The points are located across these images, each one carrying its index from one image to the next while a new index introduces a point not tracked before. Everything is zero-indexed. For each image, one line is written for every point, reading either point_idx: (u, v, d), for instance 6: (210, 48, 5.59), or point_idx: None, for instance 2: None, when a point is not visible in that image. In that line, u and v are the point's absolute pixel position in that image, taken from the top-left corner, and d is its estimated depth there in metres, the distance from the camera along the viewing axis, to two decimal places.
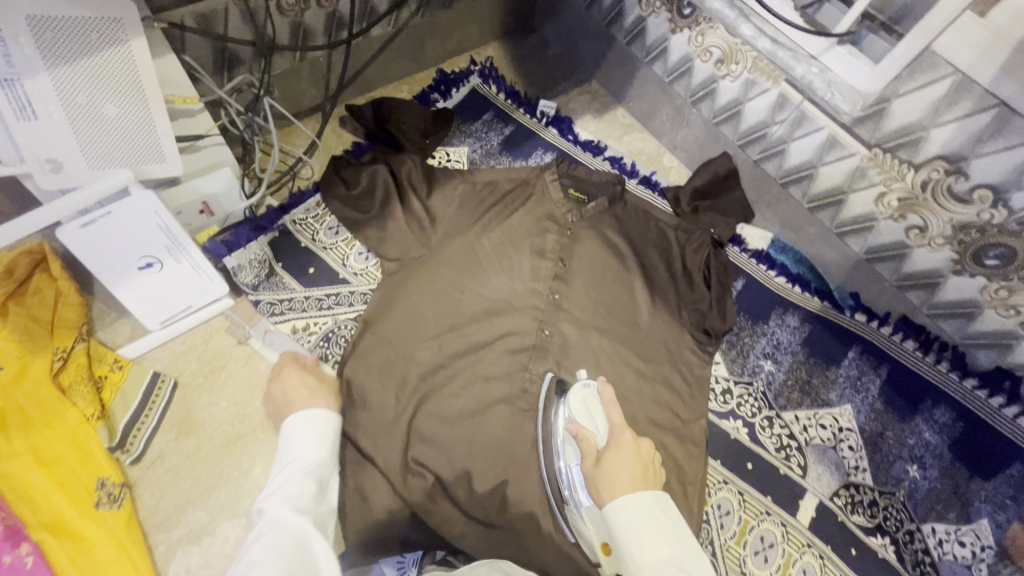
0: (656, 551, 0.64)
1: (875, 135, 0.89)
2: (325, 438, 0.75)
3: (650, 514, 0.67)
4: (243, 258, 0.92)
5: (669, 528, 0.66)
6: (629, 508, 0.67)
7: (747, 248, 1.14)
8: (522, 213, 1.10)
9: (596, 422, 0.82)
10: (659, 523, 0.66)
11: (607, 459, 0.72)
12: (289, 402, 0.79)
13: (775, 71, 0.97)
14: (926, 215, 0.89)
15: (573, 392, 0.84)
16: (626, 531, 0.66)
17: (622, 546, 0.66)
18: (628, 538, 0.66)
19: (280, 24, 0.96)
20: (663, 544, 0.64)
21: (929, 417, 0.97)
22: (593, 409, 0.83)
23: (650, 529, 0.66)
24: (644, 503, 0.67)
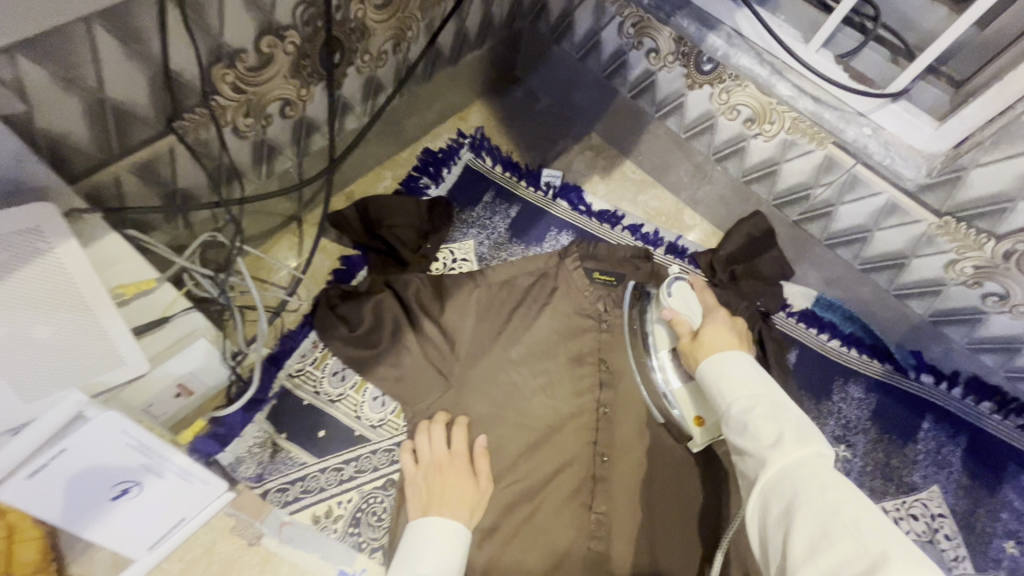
0: (741, 388, 0.64)
1: (947, 203, 0.79)
2: (453, 553, 0.68)
3: (738, 370, 0.67)
4: (242, 447, 0.77)
5: (759, 375, 0.66)
6: (717, 360, 0.69)
7: (793, 313, 1.04)
8: (550, 314, 0.97)
9: (691, 307, 0.87)
10: (746, 371, 0.66)
11: (703, 332, 0.78)
12: (443, 495, 0.75)
13: (821, 133, 0.86)
14: (1007, 283, 0.80)
15: (669, 283, 0.88)
16: (714, 374, 0.68)
17: (711, 388, 0.68)
18: (716, 382, 0.67)
19: (239, 147, 0.78)
20: (751, 386, 0.64)
21: (1017, 484, 0.91)
22: (688, 298, 0.86)
23: (736, 378, 0.66)
24: (735, 357, 0.69)
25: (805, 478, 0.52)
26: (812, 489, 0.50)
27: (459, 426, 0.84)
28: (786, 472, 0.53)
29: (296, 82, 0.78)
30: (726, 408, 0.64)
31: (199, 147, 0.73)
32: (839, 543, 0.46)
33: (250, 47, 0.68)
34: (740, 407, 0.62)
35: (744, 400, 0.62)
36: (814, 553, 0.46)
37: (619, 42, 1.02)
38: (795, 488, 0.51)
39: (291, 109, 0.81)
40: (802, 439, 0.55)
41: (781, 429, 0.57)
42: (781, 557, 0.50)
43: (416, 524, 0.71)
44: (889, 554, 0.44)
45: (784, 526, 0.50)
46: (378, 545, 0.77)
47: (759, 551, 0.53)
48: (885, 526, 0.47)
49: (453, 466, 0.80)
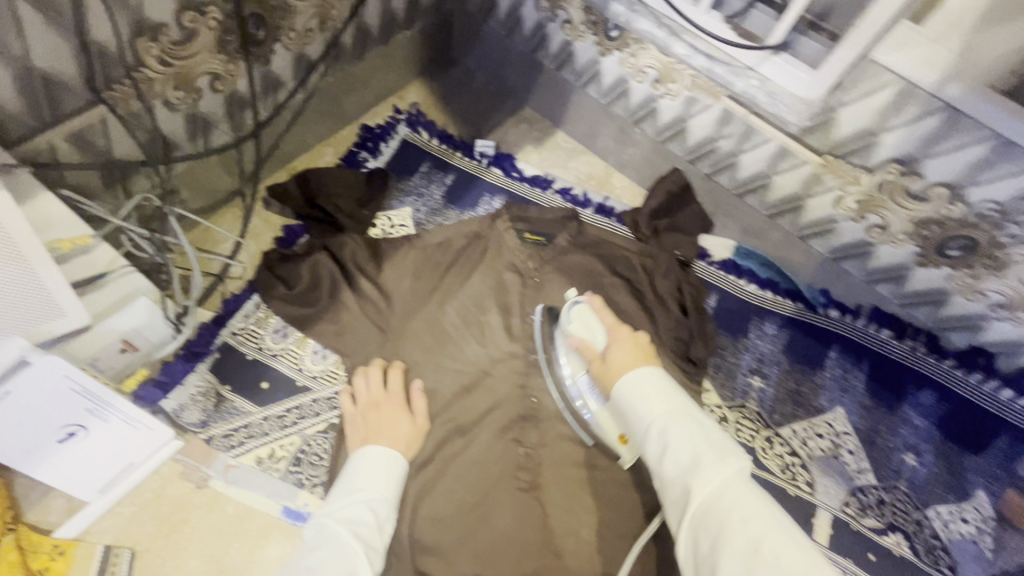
0: (655, 407, 0.63)
1: (826, 142, 0.87)
2: (394, 475, 0.77)
3: (651, 387, 0.65)
4: (184, 395, 0.84)
5: (674, 396, 0.64)
6: (627, 379, 0.67)
7: (713, 261, 1.12)
8: (482, 270, 1.03)
9: (594, 330, 0.82)
10: (657, 389, 0.65)
11: (608, 355, 0.75)
12: (378, 432, 0.82)
13: (716, 87, 0.94)
14: (886, 214, 0.89)
15: (568, 309, 0.85)
16: (629, 394, 0.66)
17: (627, 408, 0.66)
18: (629, 403, 0.66)
19: (172, 119, 0.84)
20: (666, 401, 0.63)
21: (915, 402, 0.99)
22: (589, 320, 0.83)
23: (651, 393, 0.65)
24: (643, 374, 0.67)
25: (727, 509, 0.53)
26: (734, 522, 0.52)
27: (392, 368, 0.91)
28: (710, 504, 0.55)
29: (223, 57, 0.84)
30: (643, 434, 0.63)
31: (132, 119, 0.78)
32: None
33: (173, 21, 0.74)
34: (657, 433, 0.61)
35: (661, 425, 0.61)
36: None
37: (538, 16, 1.10)
38: (720, 524, 0.53)
39: (221, 83, 0.87)
40: (717, 466, 0.56)
41: (698, 454, 0.57)
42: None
43: (360, 451, 0.79)
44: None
45: (711, 558, 0.52)
46: (319, 482, 0.83)
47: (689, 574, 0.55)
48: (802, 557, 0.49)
49: (388, 404, 0.86)
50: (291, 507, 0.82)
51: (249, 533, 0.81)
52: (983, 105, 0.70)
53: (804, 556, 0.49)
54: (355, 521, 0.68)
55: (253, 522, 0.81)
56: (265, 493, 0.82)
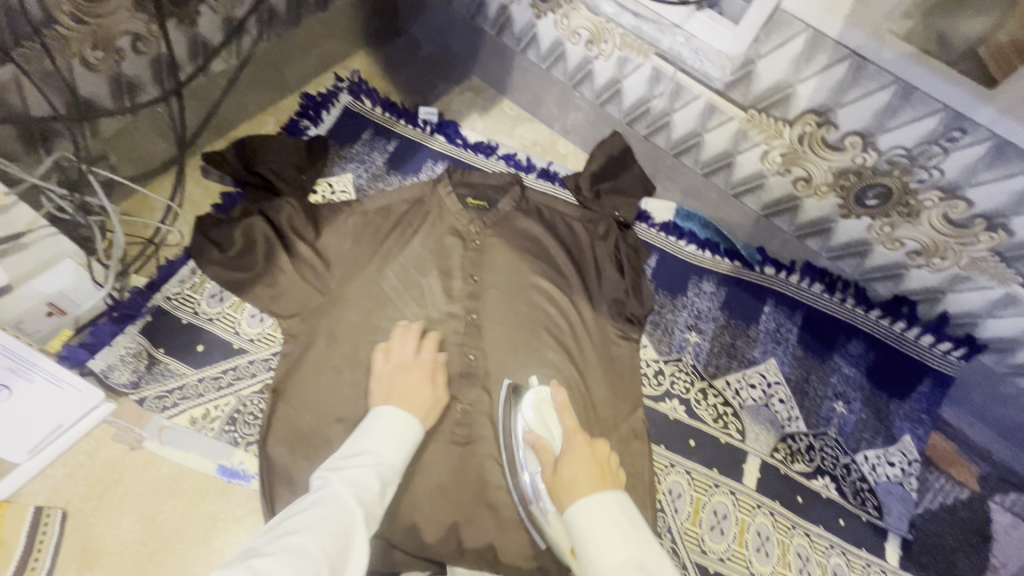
0: (621, 551, 0.62)
1: (748, 97, 0.89)
2: (405, 442, 0.77)
3: (611, 516, 0.65)
4: (112, 356, 0.84)
5: (630, 525, 0.65)
6: (586, 510, 0.66)
7: (654, 223, 1.13)
8: (423, 234, 1.04)
9: (552, 429, 0.85)
10: (619, 527, 0.64)
11: (560, 462, 0.73)
12: (391, 395, 0.83)
13: (644, 46, 0.95)
14: (809, 166, 0.91)
15: (527, 401, 0.88)
16: (582, 524, 0.65)
17: (580, 542, 0.65)
18: (589, 540, 0.64)
19: (93, 81, 0.83)
20: (623, 543, 0.63)
21: (845, 352, 1.02)
22: (547, 416, 0.87)
23: (610, 527, 0.64)
24: (602, 504, 0.66)
25: None
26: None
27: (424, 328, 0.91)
28: None
29: (144, 17, 0.83)
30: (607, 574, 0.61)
31: (48, 78, 0.78)
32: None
33: None
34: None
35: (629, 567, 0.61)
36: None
37: None
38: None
39: (143, 45, 0.86)
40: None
41: None
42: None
43: (376, 412, 0.80)
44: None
45: None
46: (254, 440, 0.84)
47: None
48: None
49: (416, 368, 0.87)
50: (226, 465, 0.82)
51: (183, 490, 0.81)
52: (887, 54, 0.72)
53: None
54: (360, 485, 0.70)
55: (188, 480, 0.82)
56: (199, 453, 0.83)
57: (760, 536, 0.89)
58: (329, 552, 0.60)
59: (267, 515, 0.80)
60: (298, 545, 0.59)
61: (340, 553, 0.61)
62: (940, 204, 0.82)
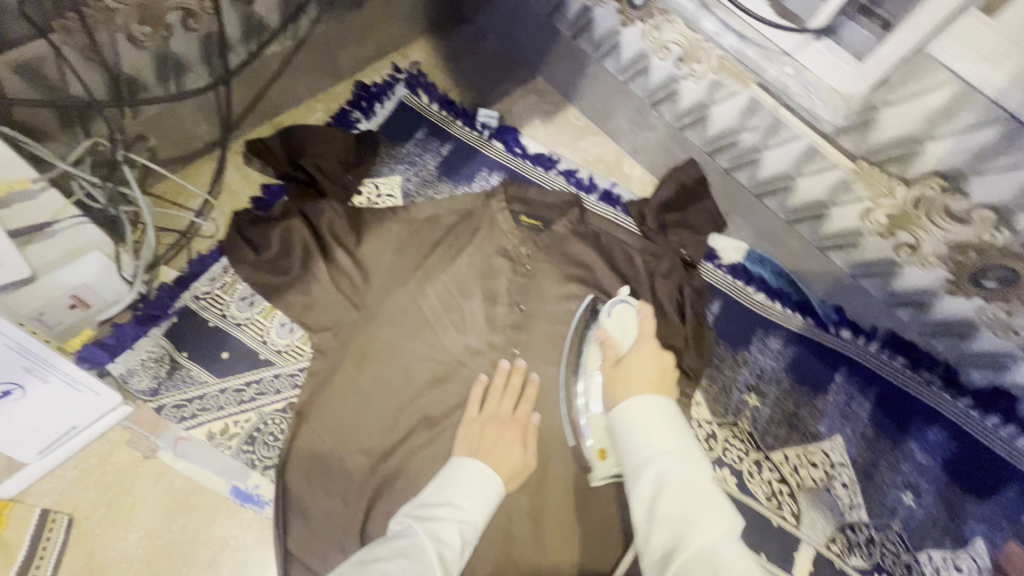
0: (660, 445, 0.60)
1: (861, 146, 0.78)
2: (487, 500, 0.71)
3: (661, 419, 0.63)
4: (134, 359, 0.80)
5: (675, 426, 0.62)
6: (635, 403, 0.64)
7: (722, 264, 1.04)
8: (470, 251, 0.96)
9: (628, 336, 0.83)
10: (664, 420, 0.62)
11: (627, 362, 0.73)
12: (488, 451, 0.78)
13: (744, 72, 0.84)
14: (919, 232, 0.79)
15: (611, 304, 0.86)
16: (629, 418, 0.63)
17: (622, 433, 0.63)
18: (630, 424, 0.63)
19: (138, 58, 0.76)
20: (666, 442, 0.60)
21: (921, 437, 0.91)
22: (627, 323, 0.84)
23: (657, 425, 0.62)
24: (653, 401, 0.65)
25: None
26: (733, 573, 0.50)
27: (517, 372, 0.86)
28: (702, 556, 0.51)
29: None
30: (639, 464, 0.60)
31: (90, 53, 0.71)
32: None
33: None
34: (655, 465, 0.58)
35: (662, 460, 0.59)
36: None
37: None
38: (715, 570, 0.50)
39: (194, 22, 0.78)
40: (717, 514, 0.53)
41: (694, 506, 0.54)
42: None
43: (464, 462, 0.76)
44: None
45: None
46: (272, 464, 0.79)
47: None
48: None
49: (512, 428, 0.82)
50: (240, 487, 0.77)
51: (193, 509, 0.77)
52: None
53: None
54: (441, 539, 0.64)
55: (198, 499, 0.77)
56: (214, 470, 0.78)
57: None
58: None
59: (278, 547, 0.75)
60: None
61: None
62: None
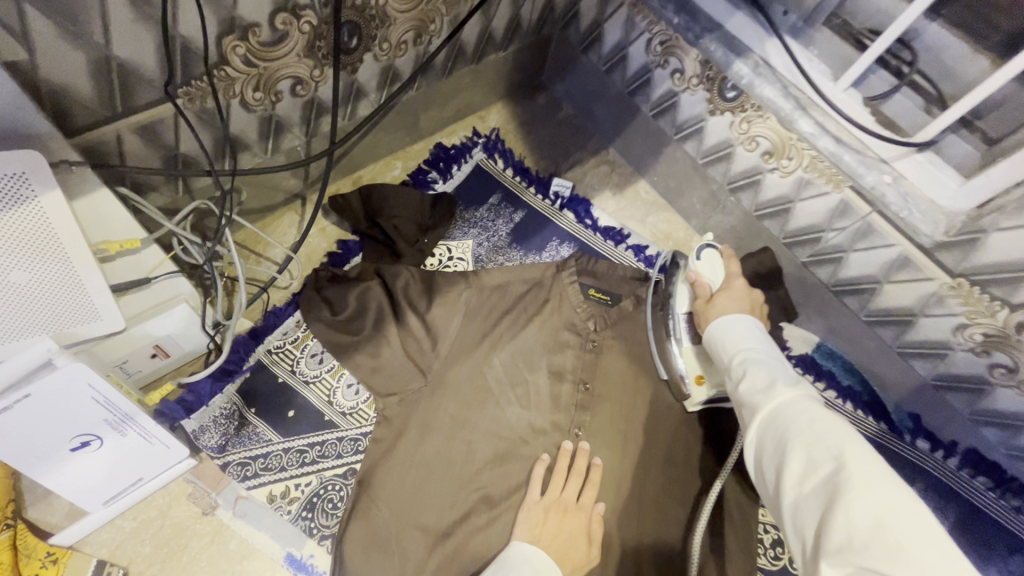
0: (745, 344, 0.71)
1: (962, 264, 0.75)
2: None
3: (743, 326, 0.74)
4: (206, 416, 0.79)
5: (758, 334, 0.73)
6: (720, 321, 0.76)
7: (790, 355, 0.99)
8: (539, 322, 0.95)
9: (715, 275, 0.90)
10: (748, 328, 0.74)
11: (718, 298, 0.83)
12: (552, 540, 0.76)
13: (838, 175, 0.82)
14: (1017, 356, 0.76)
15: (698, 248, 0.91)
16: (718, 330, 0.75)
17: (713, 344, 0.75)
18: (718, 338, 0.75)
19: (246, 120, 0.79)
20: (747, 341, 0.71)
21: (1004, 568, 0.85)
22: (715, 266, 0.90)
23: (740, 331, 0.73)
24: (742, 320, 0.75)
25: (796, 419, 0.57)
26: (800, 422, 0.56)
27: (581, 454, 0.84)
28: (777, 412, 0.59)
29: (310, 62, 0.78)
30: (729, 361, 0.71)
31: (204, 115, 0.73)
32: (820, 492, 0.51)
33: (264, 22, 0.68)
34: (739, 359, 0.69)
35: (745, 354, 0.69)
36: (805, 482, 0.53)
37: (646, 59, 1.00)
38: (785, 422, 0.58)
39: (302, 88, 0.81)
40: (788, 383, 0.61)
41: (772, 379, 0.63)
42: (773, 485, 0.57)
43: (518, 547, 0.74)
44: (858, 471, 0.50)
45: (778, 461, 0.56)
46: (329, 533, 0.77)
47: (756, 477, 0.61)
48: (865, 451, 0.51)
49: (576, 516, 0.80)
50: (295, 555, 0.76)
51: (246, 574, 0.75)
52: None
53: (867, 446, 0.52)
54: None
55: (253, 563, 0.76)
56: (271, 534, 0.77)
57: None
58: None
59: None
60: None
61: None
62: None
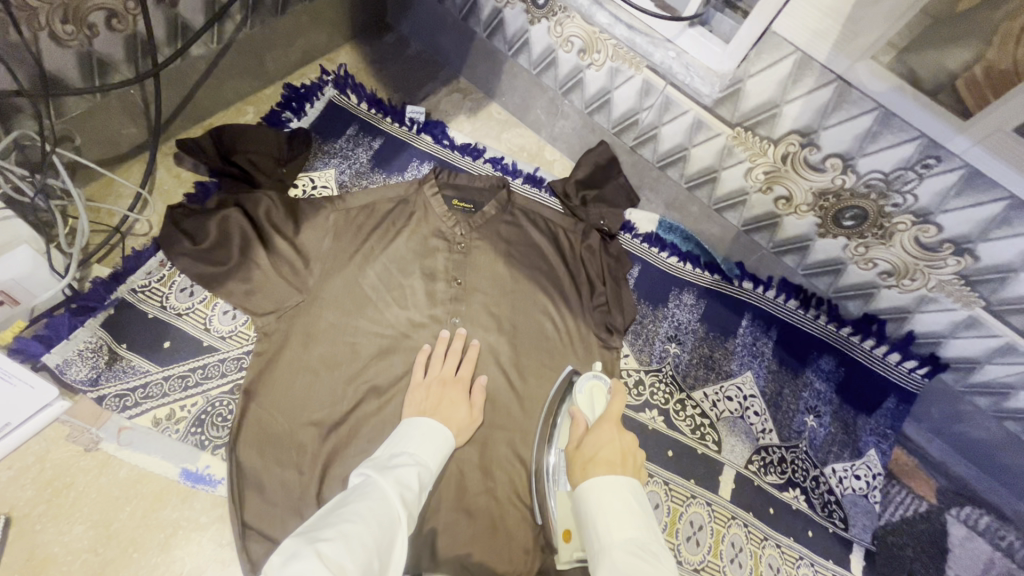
0: (625, 536, 0.61)
1: (736, 114, 0.91)
2: (437, 446, 0.78)
3: (621, 499, 0.64)
4: (69, 350, 0.80)
5: (638, 512, 0.63)
6: (594, 485, 0.65)
7: (638, 234, 1.15)
8: (408, 232, 1.00)
9: (596, 410, 0.84)
10: (628, 504, 0.63)
11: (586, 443, 0.73)
12: (437, 409, 0.85)
13: (636, 58, 0.95)
14: (789, 185, 0.94)
15: (582, 379, 0.87)
16: (594, 502, 0.64)
17: (588, 520, 0.64)
18: (594, 514, 0.63)
19: (62, 56, 0.78)
20: (628, 527, 0.61)
21: (817, 367, 1.05)
22: (597, 398, 0.85)
23: (618, 511, 0.63)
24: (611, 486, 0.65)
25: None
26: None
27: (458, 337, 0.93)
28: None
29: None
30: (604, 555, 0.60)
31: (10, 50, 0.72)
32: None
33: None
34: (616, 553, 0.60)
35: (623, 552, 0.59)
36: None
37: None
38: None
39: (118, 22, 0.81)
40: None
41: None
42: None
43: (413, 419, 0.81)
44: None
45: None
46: (222, 443, 0.81)
47: None
48: None
49: (457, 386, 0.89)
50: (191, 470, 0.78)
51: (143, 496, 0.77)
52: (927, 118, 0.73)
53: None
54: (403, 483, 0.68)
55: (147, 485, 0.77)
56: (160, 456, 0.78)
57: (734, 547, 0.90)
58: (381, 543, 0.56)
59: (235, 522, 0.77)
60: (355, 528, 0.55)
61: (390, 544, 0.57)
62: (913, 227, 0.85)
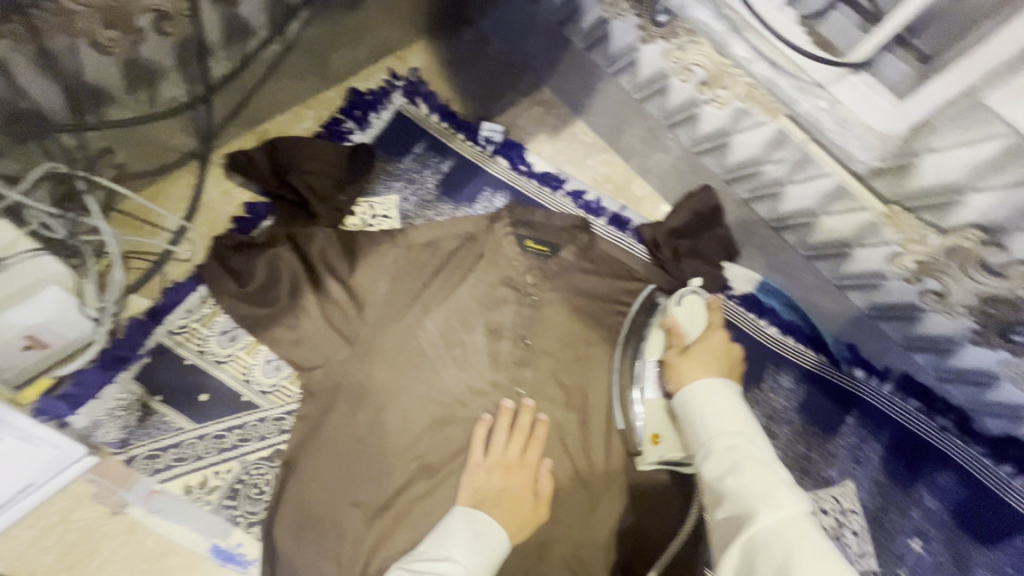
0: (728, 426, 0.63)
1: (896, 190, 0.74)
2: (485, 557, 0.66)
3: (726, 399, 0.66)
4: (99, 410, 0.74)
5: (742, 411, 0.65)
6: (701, 386, 0.67)
7: (733, 296, 0.98)
8: (473, 278, 0.87)
9: (697, 323, 0.82)
10: (732, 404, 0.65)
11: (693, 349, 0.74)
12: (493, 501, 0.74)
13: (775, 103, 0.77)
14: (947, 281, 0.75)
15: (680, 294, 0.85)
16: (698, 405, 0.66)
17: (693, 416, 0.66)
18: (699, 413, 0.66)
19: (102, 64, 0.67)
20: (734, 420, 0.63)
21: (931, 483, 0.88)
22: (696, 312, 0.83)
23: (723, 405, 0.65)
24: (720, 388, 0.67)
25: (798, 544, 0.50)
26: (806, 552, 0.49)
27: (525, 412, 0.80)
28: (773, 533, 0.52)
29: None
30: (708, 441, 0.63)
31: (58, 60, 0.63)
32: None
33: None
34: (723, 439, 0.62)
35: (728, 437, 0.61)
36: None
37: None
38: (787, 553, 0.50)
39: (167, 25, 0.69)
40: (791, 494, 0.54)
41: (768, 480, 0.55)
42: None
43: (467, 513, 0.71)
44: None
45: None
46: (256, 520, 0.75)
47: None
48: None
49: (519, 476, 0.76)
50: (222, 547, 0.73)
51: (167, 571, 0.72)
52: None
53: None
54: None
55: (173, 559, 0.72)
56: (192, 527, 0.74)
57: None
58: None
59: None
60: None
61: None
62: None
